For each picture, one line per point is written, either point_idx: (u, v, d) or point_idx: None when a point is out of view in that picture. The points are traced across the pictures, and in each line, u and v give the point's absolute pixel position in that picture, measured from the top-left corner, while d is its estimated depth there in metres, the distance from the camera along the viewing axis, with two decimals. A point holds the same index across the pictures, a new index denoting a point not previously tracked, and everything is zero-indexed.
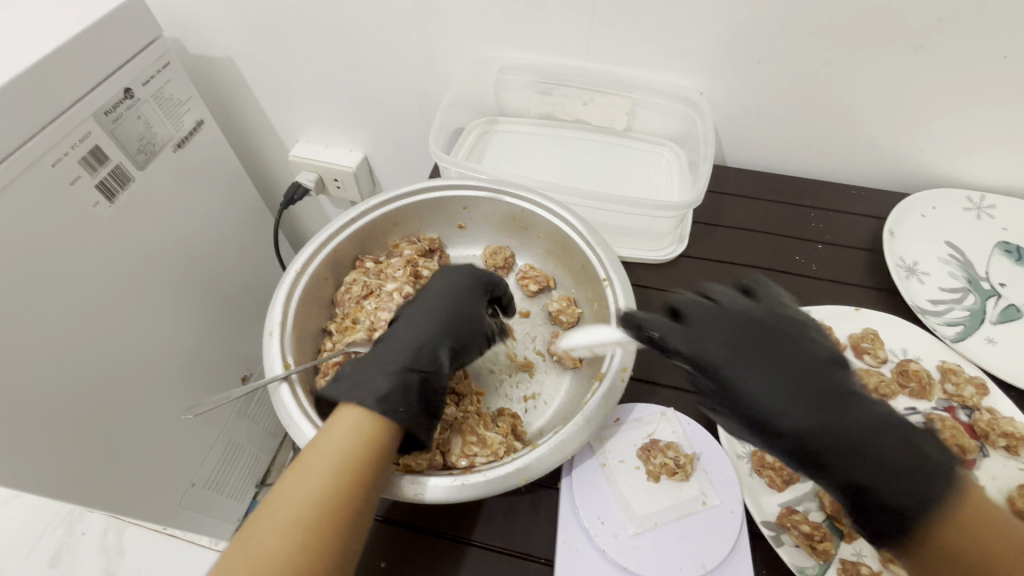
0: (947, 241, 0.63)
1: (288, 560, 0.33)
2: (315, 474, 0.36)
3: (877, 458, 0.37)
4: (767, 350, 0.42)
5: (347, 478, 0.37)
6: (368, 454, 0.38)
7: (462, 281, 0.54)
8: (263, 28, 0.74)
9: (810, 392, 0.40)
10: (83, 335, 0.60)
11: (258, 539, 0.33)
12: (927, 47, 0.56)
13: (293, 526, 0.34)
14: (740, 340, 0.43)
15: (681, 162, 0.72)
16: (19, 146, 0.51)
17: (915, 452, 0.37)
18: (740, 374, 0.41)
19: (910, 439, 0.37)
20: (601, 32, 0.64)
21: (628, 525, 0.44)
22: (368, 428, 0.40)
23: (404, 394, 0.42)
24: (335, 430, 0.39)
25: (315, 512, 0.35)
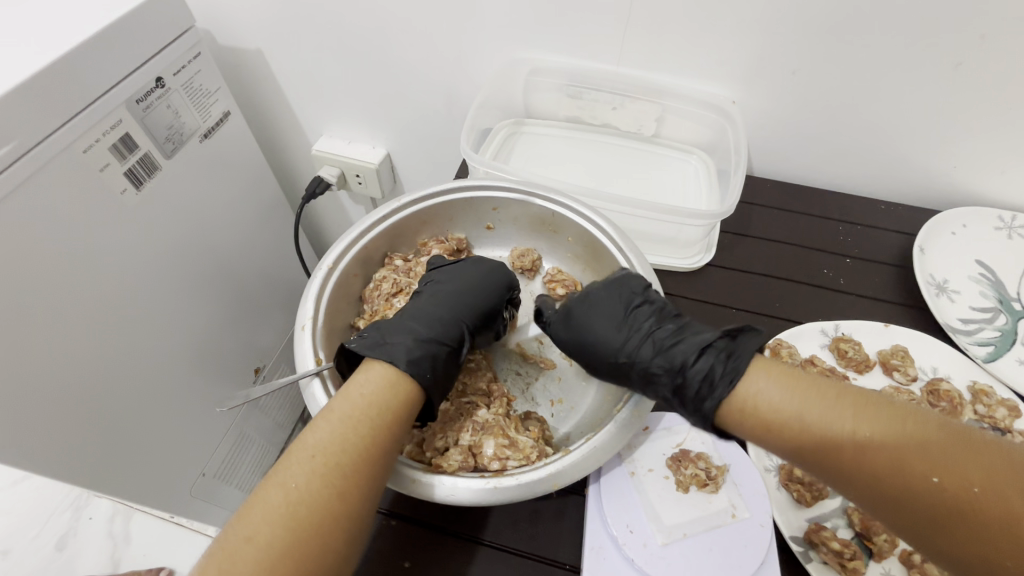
0: (979, 260, 0.63)
1: (321, 497, 0.35)
2: (346, 421, 0.39)
3: (695, 376, 0.43)
4: (607, 311, 0.50)
5: (376, 427, 0.39)
6: (395, 407, 0.41)
7: (487, 270, 0.57)
8: (295, 23, 0.74)
9: (642, 343, 0.47)
10: (107, 320, 0.60)
11: (293, 476, 0.36)
12: (966, 64, 0.55)
13: (327, 467, 0.36)
14: (591, 307, 0.51)
15: (710, 171, 0.71)
16: (52, 131, 0.52)
17: (722, 364, 0.42)
18: (590, 334, 0.50)
19: (720, 355, 0.43)
20: (634, 39, 0.64)
21: (657, 535, 0.44)
22: (399, 384, 0.43)
23: (431, 362, 0.46)
24: (365, 382, 0.42)
25: (346, 456, 0.37)
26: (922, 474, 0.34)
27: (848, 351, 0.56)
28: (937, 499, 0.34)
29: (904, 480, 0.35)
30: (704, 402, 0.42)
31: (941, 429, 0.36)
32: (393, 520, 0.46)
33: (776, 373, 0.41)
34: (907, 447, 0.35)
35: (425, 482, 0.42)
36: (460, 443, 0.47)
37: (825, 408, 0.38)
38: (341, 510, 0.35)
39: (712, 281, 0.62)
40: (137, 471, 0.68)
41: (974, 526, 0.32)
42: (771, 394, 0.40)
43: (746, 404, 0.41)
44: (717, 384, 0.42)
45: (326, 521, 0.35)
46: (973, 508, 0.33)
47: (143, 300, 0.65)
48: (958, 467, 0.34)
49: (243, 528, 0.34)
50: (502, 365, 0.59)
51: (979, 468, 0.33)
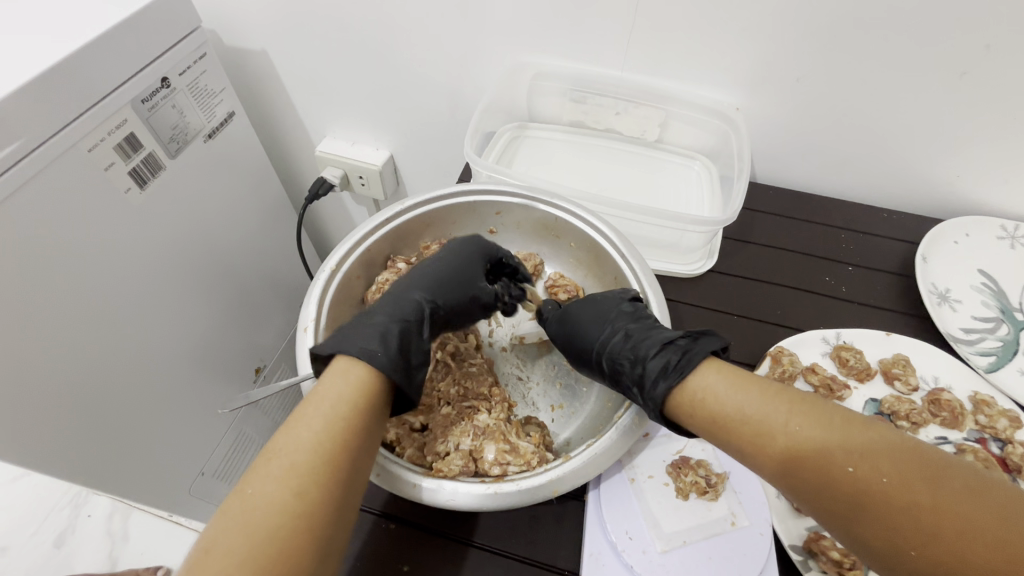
0: (981, 269, 0.63)
1: (276, 498, 0.33)
2: (303, 421, 0.38)
3: (651, 365, 0.45)
4: (591, 308, 0.53)
5: (332, 423, 0.38)
6: (351, 398, 0.40)
7: (454, 250, 0.56)
8: (301, 24, 0.74)
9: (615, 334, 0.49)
10: (109, 319, 0.61)
11: (248, 482, 0.34)
12: (972, 74, 0.55)
13: (283, 468, 0.35)
14: (589, 303, 0.54)
15: (713, 178, 0.72)
16: (58, 131, 0.52)
17: (678, 358, 0.44)
18: (575, 328, 0.53)
19: (678, 352, 0.44)
20: (639, 45, 0.64)
21: (657, 542, 0.44)
22: (351, 373, 0.41)
23: (384, 342, 0.45)
24: (320, 381, 0.41)
25: (303, 456, 0.36)
26: (842, 465, 0.35)
27: (850, 360, 0.56)
28: (855, 490, 0.35)
29: (824, 470, 0.36)
30: (656, 389, 0.43)
31: (866, 426, 0.37)
32: (392, 523, 0.46)
33: (723, 371, 0.43)
34: (832, 441, 0.36)
35: (425, 487, 0.42)
36: (461, 448, 0.47)
37: (763, 403, 0.40)
38: (299, 509, 0.34)
39: (714, 288, 0.62)
40: (135, 470, 0.68)
41: (885, 516, 0.34)
42: (717, 388, 0.41)
43: (692, 395, 0.42)
44: (669, 373, 0.43)
45: (284, 521, 0.33)
46: (887, 497, 0.34)
47: (142, 298, 0.65)
48: (876, 460, 0.35)
49: (202, 542, 0.32)
50: (503, 369, 0.59)
51: (894, 464, 0.35)
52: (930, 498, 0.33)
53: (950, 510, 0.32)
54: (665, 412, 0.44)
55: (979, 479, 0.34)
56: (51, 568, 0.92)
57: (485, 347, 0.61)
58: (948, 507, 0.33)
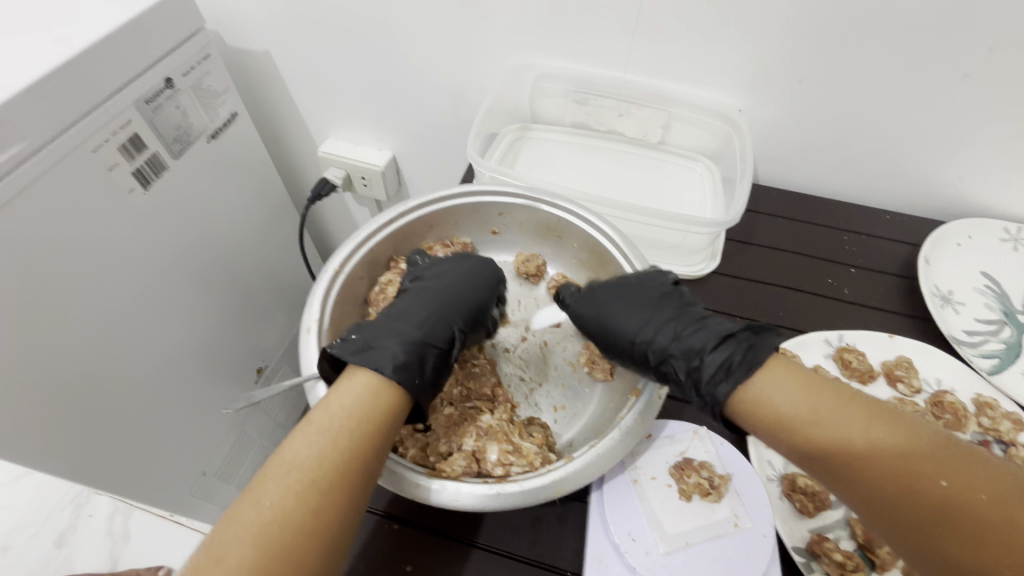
0: (983, 271, 0.63)
1: (293, 517, 0.34)
2: (325, 434, 0.38)
3: (710, 363, 0.44)
4: (635, 296, 0.52)
5: (354, 441, 0.39)
6: (376, 418, 0.40)
7: (473, 270, 0.57)
8: (304, 25, 0.75)
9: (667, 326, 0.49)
10: (113, 319, 0.61)
11: (266, 495, 0.35)
12: (974, 76, 0.55)
13: (301, 483, 0.36)
14: (625, 290, 0.53)
15: (715, 179, 0.72)
16: (62, 131, 0.52)
17: (741, 354, 0.43)
18: (613, 316, 0.52)
19: (740, 345, 0.44)
20: (642, 46, 0.64)
21: (660, 543, 0.44)
22: (381, 392, 0.42)
23: (420, 366, 0.46)
24: (347, 391, 0.41)
25: (322, 472, 0.37)
26: (931, 478, 0.34)
27: (853, 362, 0.56)
28: (940, 504, 0.34)
29: (909, 482, 0.35)
30: (717, 388, 0.43)
31: (950, 442, 0.36)
32: (395, 523, 0.46)
33: (792, 372, 0.41)
34: (919, 453, 0.35)
35: (429, 488, 0.42)
36: (464, 448, 0.47)
37: (841, 408, 0.38)
38: (315, 530, 0.35)
39: (716, 290, 0.62)
40: (137, 470, 0.68)
41: (972, 533, 0.33)
42: (788, 390, 0.40)
43: (761, 395, 0.41)
44: (733, 371, 0.43)
45: (299, 541, 0.34)
46: (975, 515, 0.33)
47: (145, 299, 0.65)
48: (966, 478, 0.34)
49: (214, 549, 0.33)
50: (505, 369, 0.59)
51: (984, 483, 0.34)
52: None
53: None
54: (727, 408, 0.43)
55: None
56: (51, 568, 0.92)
57: (488, 347, 0.61)
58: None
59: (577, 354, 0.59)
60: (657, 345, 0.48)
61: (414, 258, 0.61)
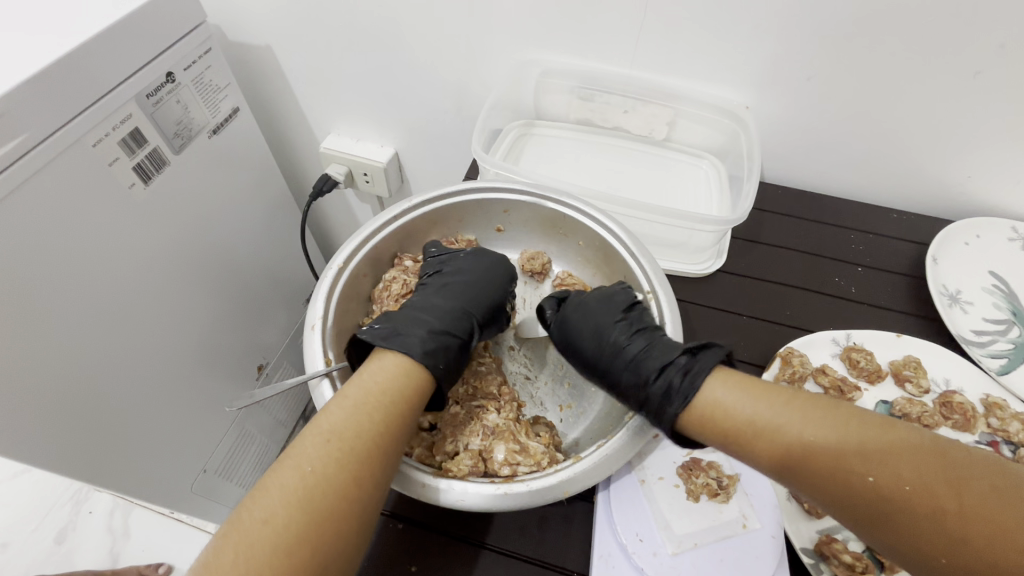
0: (991, 271, 0.62)
1: (337, 482, 0.35)
2: (360, 406, 0.39)
3: (656, 389, 0.44)
4: (591, 319, 0.51)
5: (390, 412, 0.39)
6: (409, 395, 0.41)
7: (494, 263, 0.57)
8: (306, 19, 0.74)
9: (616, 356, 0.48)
10: (114, 314, 0.60)
11: (310, 461, 0.35)
12: (985, 73, 0.55)
13: (341, 450, 0.36)
14: (585, 311, 0.52)
15: (721, 176, 0.71)
16: (63, 125, 0.51)
17: (679, 381, 0.43)
18: (575, 337, 0.51)
19: (678, 373, 0.44)
20: (648, 42, 0.63)
21: (667, 544, 0.44)
22: (412, 373, 0.43)
23: (445, 354, 0.46)
24: (379, 370, 0.42)
25: (360, 441, 0.37)
26: (861, 474, 0.36)
27: (860, 362, 0.55)
28: (877, 499, 0.35)
29: (846, 482, 0.36)
30: (661, 418, 0.43)
31: (885, 431, 0.37)
32: (399, 523, 0.46)
33: (730, 384, 0.42)
34: (851, 450, 0.36)
35: (436, 487, 0.41)
36: (471, 447, 0.47)
37: (776, 414, 0.39)
38: (356, 496, 0.35)
39: (722, 288, 0.62)
40: (136, 468, 0.68)
41: (908, 524, 0.34)
42: (726, 401, 0.41)
43: (700, 412, 0.42)
44: (674, 397, 0.43)
45: (341, 507, 0.35)
46: (908, 505, 0.34)
47: (146, 293, 0.64)
48: (899, 467, 0.35)
49: (259, 511, 0.33)
50: (511, 368, 0.59)
51: (917, 471, 0.34)
52: (956, 502, 0.33)
53: (978, 514, 0.32)
54: (675, 432, 0.44)
55: (1009, 479, 0.33)
56: (50, 565, 0.92)
57: (493, 345, 0.60)
58: (975, 511, 0.32)
59: None
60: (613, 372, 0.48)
61: (430, 250, 0.61)
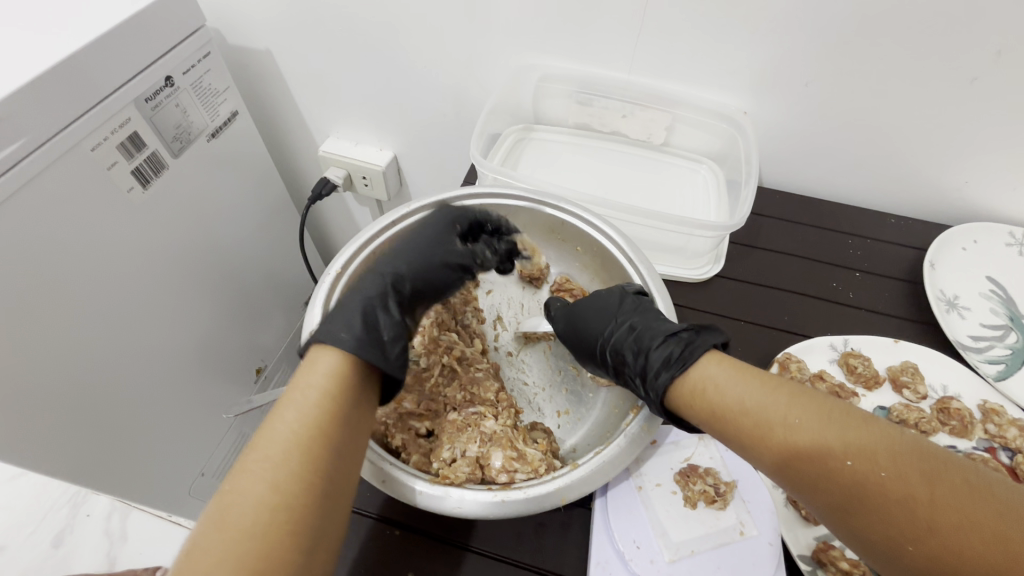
0: (989, 276, 0.63)
1: (258, 495, 0.32)
2: (281, 415, 0.36)
3: (655, 357, 0.45)
4: (600, 303, 0.53)
5: (310, 413, 0.37)
6: (332, 390, 0.38)
7: (406, 237, 0.56)
8: (306, 23, 0.74)
9: (618, 326, 0.49)
10: (111, 316, 0.60)
11: (227, 478, 0.33)
12: (982, 79, 0.55)
13: (261, 462, 0.34)
14: (595, 299, 0.54)
15: (719, 181, 0.71)
16: (62, 130, 0.51)
17: (681, 347, 0.44)
18: (580, 321, 0.53)
19: (681, 342, 0.45)
20: (647, 47, 0.64)
21: (664, 551, 0.44)
22: (318, 358, 0.41)
23: (344, 320, 0.44)
24: (304, 373, 0.40)
25: (280, 448, 0.35)
26: (840, 456, 0.35)
27: (858, 367, 0.55)
28: (852, 485, 0.35)
29: (824, 465, 0.36)
30: (658, 380, 0.44)
31: (869, 422, 0.37)
32: (396, 530, 0.46)
33: (722, 362, 0.43)
34: (832, 435, 0.36)
35: (432, 495, 0.41)
36: (468, 454, 0.47)
37: (762, 396, 0.40)
38: (282, 504, 0.32)
39: (720, 293, 0.62)
40: (131, 472, 0.67)
41: (880, 511, 0.34)
42: (716, 378, 0.42)
43: (692, 387, 0.43)
44: (672, 364, 0.44)
45: (265, 517, 0.32)
46: (882, 490, 0.34)
47: (142, 296, 0.64)
48: (878, 455, 0.35)
49: (185, 542, 0.31)
50: (508, 374, 0.59)
51: (896, 461, 0.34)
52: (930, 493, 0.33)
53: (949, 508, 0.32)
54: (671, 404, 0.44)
55: (984, 479, 0.33)
56: (49, 567, 0.92)
57: (491, 351, 0.60)
58: (946, 501, 0.32)
59: None
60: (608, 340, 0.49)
61: None
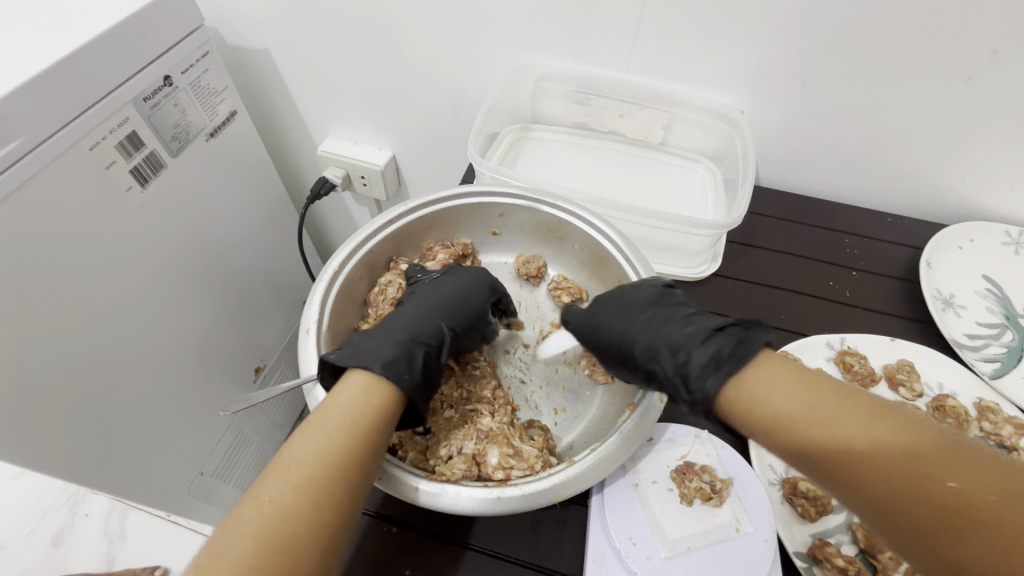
0: (985, 275, 0.63)
1: (298, 510, 0.34)
2: (320, 432, 0.38)
3: (698, 358, 0.43)
4: (628, 302, 0.51)
5: (351, 436, 0.38)
6: (373, 415, 0.40)
7: (465, 279, 0.57)
8: (304, 23, 0.74)
9: (654, 326, 0.48)
10: (110, 315, 0.60)
11: (265, 489, 0.34)
12: (978, 78, 0.55)
13: (300, 477, 0.35)
14: (620, 298, 0.52)
15: (716, 181, 0.71)
16: (60, 129, 0.51)
17: (730, 345, 0.42)
18: (603, 322, 0.51)
19: (729, 339, 0.43)
20: (645, 46, 0.64)
21: (660, 548, 0.44)
22: (375, 388, 0.42)
23: (407, 363, 0.45)
24: (340, 393, 0.41)
25: (320, 465, 0.36)
26: (938, 478, 0.31)
27: (854, 365, 0.56)
28: (951, 511, 0.31)
29: (916, 487, 0.32)
30: (708, 381, 0.41)
31: (966, 445, 0.33)
32: (393, 527, 0.46)
33: (784, 368, 0.40)
34: (920, 449, 0.33)
35: (428, 491, 0.41)
36: (464, 451, 0.47)
37: (836, 404, 0.36)
38: (319, 522, 0.34)
39: (718, 291, 0.62)
40: (130, 471, 0.67)
41: (986, 540, 0.29)
42: (779, 384, 0.38)
43: (749, 391, 0.39)
44: (723, 364, 0.41)
45: (299, 532, 0.33)
46: (990, 520, 0.29)
47: (141, 296, 0.64)
48: (978, 475, 0.31)
49: (214, 546, 0.32)
50: (506, 372, 0.59)
51: (999, 484, 0.31)
52: None
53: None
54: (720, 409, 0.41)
55: None
56: (47, 566, 0.92)
57: (489, 349, 0.61)
58: None
59: (578, 357, 0.59)
60: (643, 341, 0.47)
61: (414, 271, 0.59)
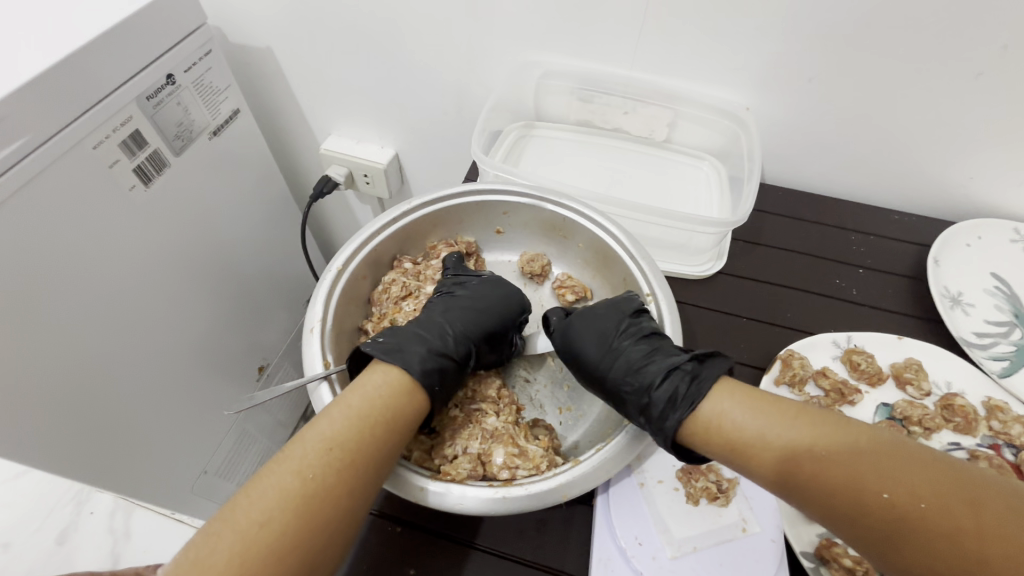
0: (993, 273, 0.62)
1: (336, 493, 0.36)
2: (362, 418, 0.39)
3: (656, 397, 0.44)
4: (595, 325, 0.52)
5: (391, 428, 0.40)
6: (408, 411, 0.42)
7: (505, 296, 0.57)
8: (307, 21, 0.74)
9: (616, 359, 0.48)
10: (114, 314, 0.60)
11: (306, 466, 0.36)
12: (987, 74, 0.55)
13: (342, 461, 0.37)
14: (588, 319, 0.52)
15: (721, 178, 0.71)
16: (63, 127, 0.51)
17: (687, 385, 0.44)
18: (572, 346, 0.52)
19: (685, 377, 0.44)
20: (649, 41, 0.63)
21: (667, 547, 0.44)
22: (413, 395, 0.43)
23: (440, 376, 0.46)
24: (382, 385, 0.42)
25: (360, 453, 0.38)
26: (875, 489, 0.35)
27: (861, 363, 0.55)
28: (889, 517, 0.34)
29: (858, 498, 0.35)
30: (667, 420, 0.43)
31: (904, 452, 0.36)
32: (397, 526, 0.46)
33: (736, 396, 0.42)
34: (861, 462, 0.36)
35: (433, 491, 0.41)
36: (469, 451, 0.47)
37: (785, 427, 0.39)
38: (351, 507, 0.36)
39: (723, 290, 0.62)
40: (134, 469, 0.67)
41: (923, 541, 0.33)
42: (734, 413, 0.41)
43: (702, 421, 0.42)
44: (679, 403, 0.43)
45: (333, 514, 0.35)
46: (920, 523, 0.33)
47: (144, 293, 0.64)
48: (912, 484, 0.34)
49: (254, 512, 0.34)
50: (511, 370, 0.59)
51: (932, 484, 0.34)
52: (975, 523, 0.32)
53: (1005, 535, 0.31)
54: (678, 442, 0.43)
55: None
56: (51, 565, 0.92)
57: None
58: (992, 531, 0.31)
59: None
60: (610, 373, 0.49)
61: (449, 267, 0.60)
